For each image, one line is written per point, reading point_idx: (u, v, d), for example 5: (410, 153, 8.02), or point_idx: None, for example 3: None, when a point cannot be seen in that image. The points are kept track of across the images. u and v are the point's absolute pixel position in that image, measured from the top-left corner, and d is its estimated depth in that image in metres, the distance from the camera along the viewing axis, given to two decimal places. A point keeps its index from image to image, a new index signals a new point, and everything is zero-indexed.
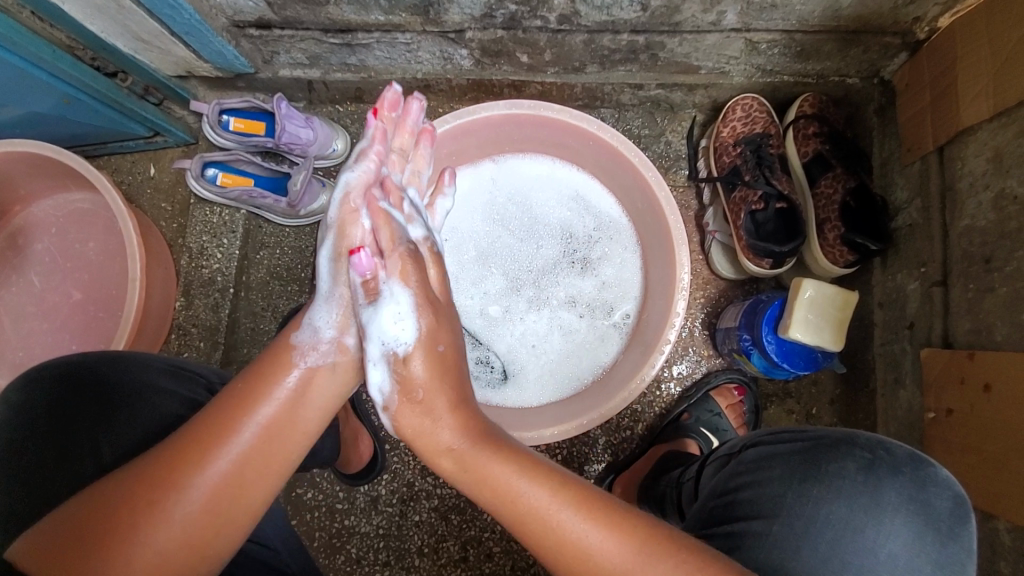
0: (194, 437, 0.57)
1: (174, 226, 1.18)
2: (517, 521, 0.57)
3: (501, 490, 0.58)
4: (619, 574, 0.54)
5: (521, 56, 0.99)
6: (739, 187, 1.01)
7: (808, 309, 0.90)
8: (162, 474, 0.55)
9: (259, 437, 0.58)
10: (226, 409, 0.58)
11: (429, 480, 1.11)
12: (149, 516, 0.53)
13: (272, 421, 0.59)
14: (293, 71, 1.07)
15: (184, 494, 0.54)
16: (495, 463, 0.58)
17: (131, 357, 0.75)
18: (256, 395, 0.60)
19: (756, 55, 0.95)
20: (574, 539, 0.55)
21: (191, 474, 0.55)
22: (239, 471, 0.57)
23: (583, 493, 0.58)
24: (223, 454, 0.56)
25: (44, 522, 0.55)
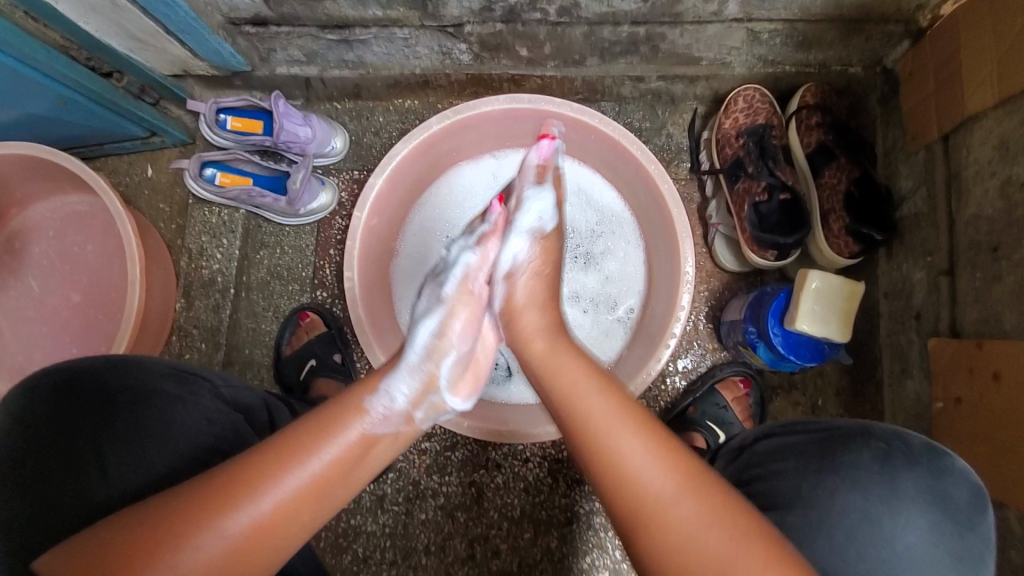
0: (254, 468, 0.57)
1: (173, 227, 1.18)
2: (580, 435, 0.60)
3: (569, 390, 0.64)
4: (662, 501, 0.54)
5: (520, 50, 0.98)
6: (742, 179, 1.01)
7: (814, 301, 0.89)
8: (201, 509, 0.54)
9: (310, 485, 0.58)
10: (279, 450, 0.59)
11: (435, 478, 1.10)
12: (176, 545, 0.52)
13: (322, 474, 0.59)
14: (290, 68, 1.05)
15: (227, 523, 0.54)
16: (576, 372, 0.65)
17: (134, 361, 0.75)
18: (323, 441, 0.61)
19: (757, 46, 0.94)
20: (620, 461, 0.57)
21: (240, 505, 0.55)
22: (278, 517, 0.56)
23: (632, 405, 0.62)
24: (270, 497, 0.56)
25: (81, 535, 0.55)
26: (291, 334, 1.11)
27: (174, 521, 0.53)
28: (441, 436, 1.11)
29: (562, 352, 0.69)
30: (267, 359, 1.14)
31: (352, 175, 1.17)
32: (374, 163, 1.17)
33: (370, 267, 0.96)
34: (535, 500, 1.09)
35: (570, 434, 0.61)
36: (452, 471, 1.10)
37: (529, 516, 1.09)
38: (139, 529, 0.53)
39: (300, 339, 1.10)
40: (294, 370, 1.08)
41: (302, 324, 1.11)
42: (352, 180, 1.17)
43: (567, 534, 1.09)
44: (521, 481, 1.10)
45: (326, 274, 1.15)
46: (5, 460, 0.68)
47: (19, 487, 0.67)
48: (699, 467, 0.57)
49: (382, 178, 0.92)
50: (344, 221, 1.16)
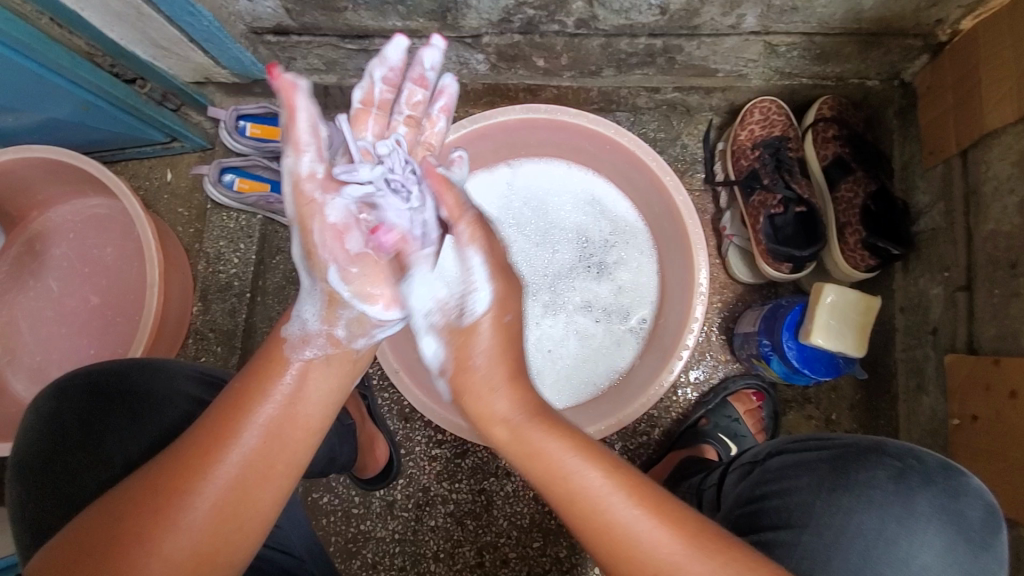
0: (204, 438, 0.55)
1: (191, 231, 1.19)
2: (581, 513, 0.55)
3: (550, 466, 0.57)
4: (672, 573, 0.52)
5: (537, 61, 0.99)
6: (757, 191, 1.01)
7: (829, 315, 0.88)
8: (166, 489, 0.53)
9: (263, 436, 0.56)
10: (222, 414, 0.56)
11: (445, 485, 1.11)
12: (150, 531, 0.52)
13: (272, 420, 0.57)
14: (309, 76, 1.07)
15: (196, 496, 0.53)
16: (552, 441, 0.58)
17: (158, 363, 0.76)
18: (258, 394, 0.58)
19: (774, 58, 0.94)
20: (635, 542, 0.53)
21: (200, 476, 0.53)
22: (246, 477, 0.55)
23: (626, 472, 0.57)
24: (225, 460, 0.54)
25: (66, 527, 0.55)
26: None
27: (139, 510, 0.52)
28: (451, 443, 1.11)
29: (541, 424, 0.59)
30: None
31: None
32: None
33: None
34: (545, 509, 1.10)
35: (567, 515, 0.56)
36: (462, 478, 1.11)
37: (538, 525, 1.09)
38: (109, 519, 0.52)
39: None
40: None
41: None
42: None
43: (577, 544, 1.09)
44: (531, 490, 1.10)
45: None
46: (37, 457, 0.70)
47: (49, 483, 0.69)
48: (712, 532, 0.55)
49: None
50: None
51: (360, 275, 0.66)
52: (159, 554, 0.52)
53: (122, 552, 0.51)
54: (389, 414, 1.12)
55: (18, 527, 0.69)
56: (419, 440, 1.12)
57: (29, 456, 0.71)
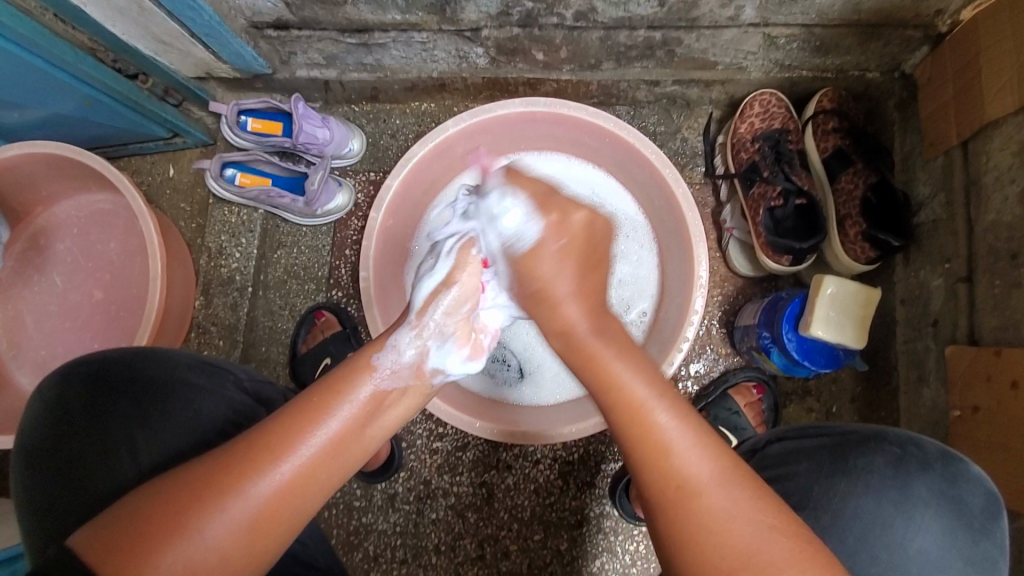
0: (269, 434, 0.56)
1: (193, 226, 1.21)
2: (629, 416, 0.58)
3: (607, 370, 0.61)
4: (705, 491, 0.54)
5: (537, 54, 0.99)
6: (757, 183, 1.00)
7: (829, 306, 0.87)
8: (223, 481, 0.53)
9: (326, 445, 0.57)
10: (293, 416, 0.57)
11: (446, 478, 1.11)
12: (196, 514, 0.52)
13: (340, 435, 0.58)
14: (310, 71, 1.07)
15: (248, 490, 0.53)
16: (624, 362, 0.61)
17: (162, 351, 0.77)
18: (330, 403, 0.59)
19: (774, 50, 0.94)
20: (680, 463, 0.55)
21: (257, 470, 0.54)
22: (301, 479, 0.55)
23: (683, 404, 0.59)
24: (288, 461, 0.55)
25: (105, 511, 0.54)
26: (307, 333, 1.13)
27: (189, 492, 0.53)
28: (452, 436, 1.12)
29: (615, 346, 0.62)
30: (283, 357, 1.16)
31: (368, 177, 1.19)
32: (390, 165, 1.19)
33: (385, 268, 0.98)
34: (546, 502, 1.10)
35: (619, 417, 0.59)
36: (463, 471, 1.11)
37: (539, 518, 1.09)
38: (155, 499, 0.53)
39: (315, 338, 1.12)
40: (308, 368, 1.10)
41: (318, 323, 1.13)
42: (368, 182, 1.19)
43: (578, 537, 1.09)
44: (532, 483, 1.10)
45: (342, 274, 1.17)
46: (39, 442, 0.71)
47: (55, 470, 0.69)
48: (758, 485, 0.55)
49: (398, 180, 0.97)
50: (360, 222, 1.18)
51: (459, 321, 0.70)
52: (201, 539, 0.52)
53: (162, 530, 0.51)
54: None
55: (22, 512, 0.70)
56: (420, 434, 1.12)
57: (33, 443, 0.72)
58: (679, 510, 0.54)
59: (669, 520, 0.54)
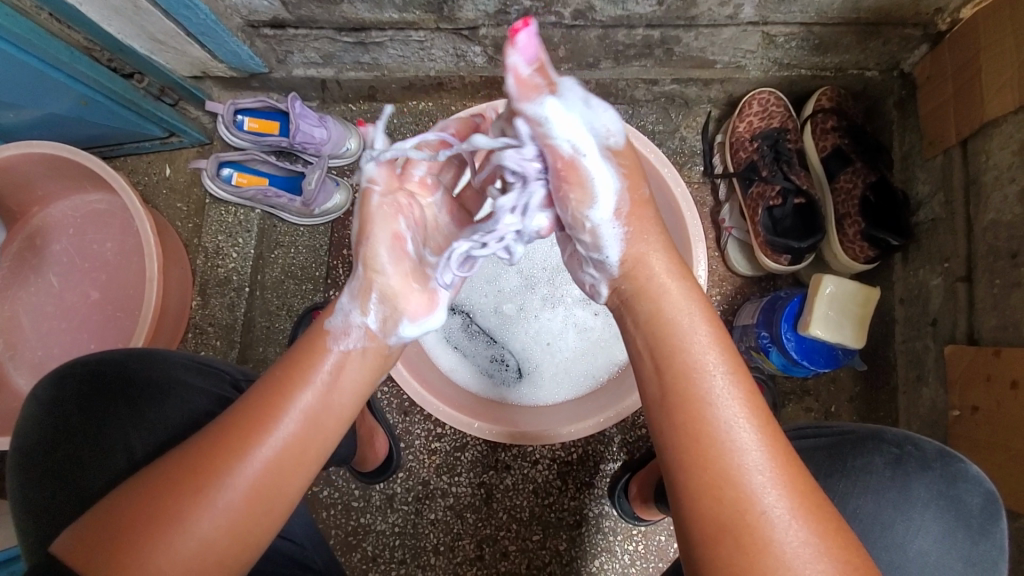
0: (242, 415, 0.55)
1: (190, 226, 1.20)
2: (682, 403, 0.53)
3: (691, 363, 0.54)
4: (772, 519, 0.48)
5: None
6: (756, 183, 0.99)
7: (827, 306, 0.86)
8: (201, 469, 0.53)
9: (301, 420, 0.56)
10: (264, 396, 0.57)
11: (445, 478, 1.11)
12: (179, 503, 0.51)
13: (311, 409, 0.57)
14: (306, 70, 1.07)
15: (228, 472, 0.53)
16: (690, 314, 0.57)
17: (160, 353, 0.77)
18: (296, 379, 0.58)
19: (773, 49, 0.94)
20: (738, 459, 0.50)
21: (237, 453, 0.53)
22: (282, 457, 0.55)
23: (761, 410, 0.53)
24: (263, 444, 0.54)
25: (93, 508, 0.54)
26: (305, 333, 1.12)
27: (172, 482, 0.53)
28: (450, 436, 1.11)
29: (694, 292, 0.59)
30: (281, 357, 1.15)
31: None
32: None
33: None
34: (545, 502, 1.10)
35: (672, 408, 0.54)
36: (462, 471, 1.11)
37: (538, 518, 1.09)
38: (137, 494, 0.53)
39: None
40: None
41: (316, 323, 1.13)
42: None
43: (577, 537, 1.09)
44: (531, 483, 1.10)
45: (340, 274, 1.17)
46: (40, 442, 0.71)
47: (51, 471, 0.69)
48: (804, 479, 0.51)
49: None
50: None
51: (397, 271, 0.64)
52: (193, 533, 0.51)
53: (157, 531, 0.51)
54: (389, 409, 1.12)
55: (20, 515, 0.68)
56: (418, 434, 1.12)
57: (29, 446, 0.71)
58: (748, 533, 0.48)
59: (718, 532, 0.49)
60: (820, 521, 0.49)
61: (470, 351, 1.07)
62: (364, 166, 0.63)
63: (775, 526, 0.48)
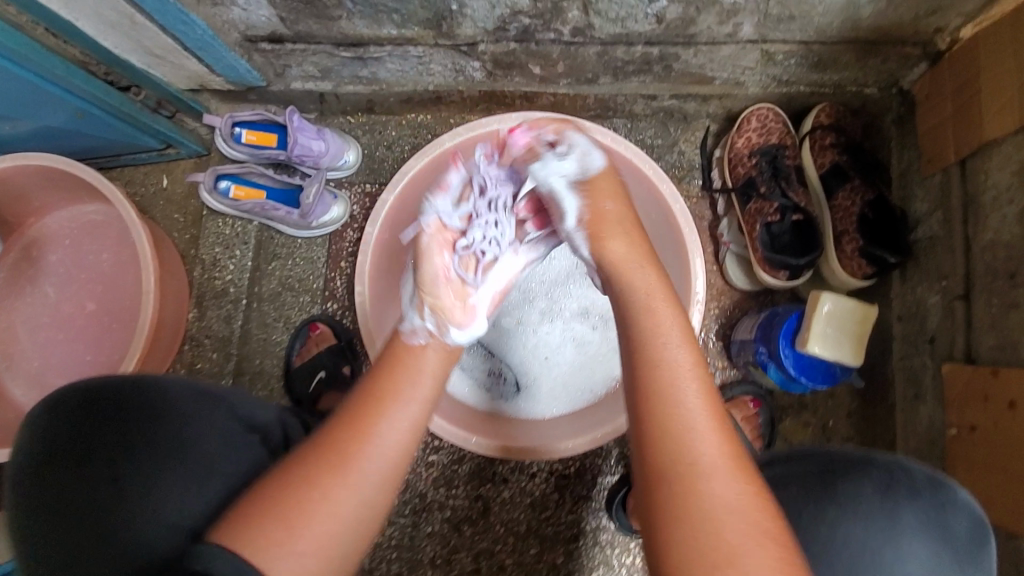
0: (370, 406, 0.67)
1: (186, 237, 1.20)
2: (646, 368, 0.65)
3: (654, 334, 0.67)
4: (701, 470, 0.58)
5: (533, 68, 0.98)
6: (753, 199, 0.99)
7: (825, 323, 0.86)
8: (342, 452, 0.63)
9: (418, 405, 0.69)
10: (382, 389, 0.69)
11: (442, 491, 1.10)
12: (333, 479, 0.61)
13: (421, 395, 0.70)
14: (305, 83, 1.06)
15: (368, 451, 0.64)
16: (665, 308, 0.70)
17: (153, 382, 0.75)
18: (404, 373, 0.71)
19: (772, 66, 0.94)
20: (683, 415, 0.62)
21: (372, 436, 0.65)
22: (405, 436, 0.67)
23: (707, 382, 0.65)
24: (390, 426, 0.66)
25: (236, 504, 0.60)
26: (302, 345, 1.12)
27: (318, 467, 0.62)
28: (447, 450, 1.11)
29: (653, 267, 0.74)
30: (278, 369, 1.15)
31: (364, 189, 1.18)
32: (386, 176, 1.18)
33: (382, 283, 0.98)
34: (542, 516, 1.09)
35: (646, 400, 0.64)
36: (458, 484, 1.10)
37: (535, 532, 1.09)
38: (289, 480, 0.61)
39: (310, 350, 1.11)
40: (303, 382, 1.09)
41: (312, 336, 1.12)
42: (364, 194, 1.18)
43: (574, 550, 1.08)
44: (528, 497, 1.10)
45: (337, 286, 1.16)
46: (33, 470, 0.70)
47: (46, 502, 0.68)
48: (734, 442, 0.61)
49: (393, 195, 0.95)
50: (355, 234, 1.18)
51: (445, 286, 0.79)
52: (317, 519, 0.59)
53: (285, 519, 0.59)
54: None
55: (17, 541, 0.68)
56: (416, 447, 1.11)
57: (23, 473, 0.70)
58: (683, 481, 0.58)
59: (659, 475, 0.59)
60: (747, 479, 0.58)
61: (468, 365, 1.07)
62: (427, 215, 0.80)
63: (706, 473, 0.58)
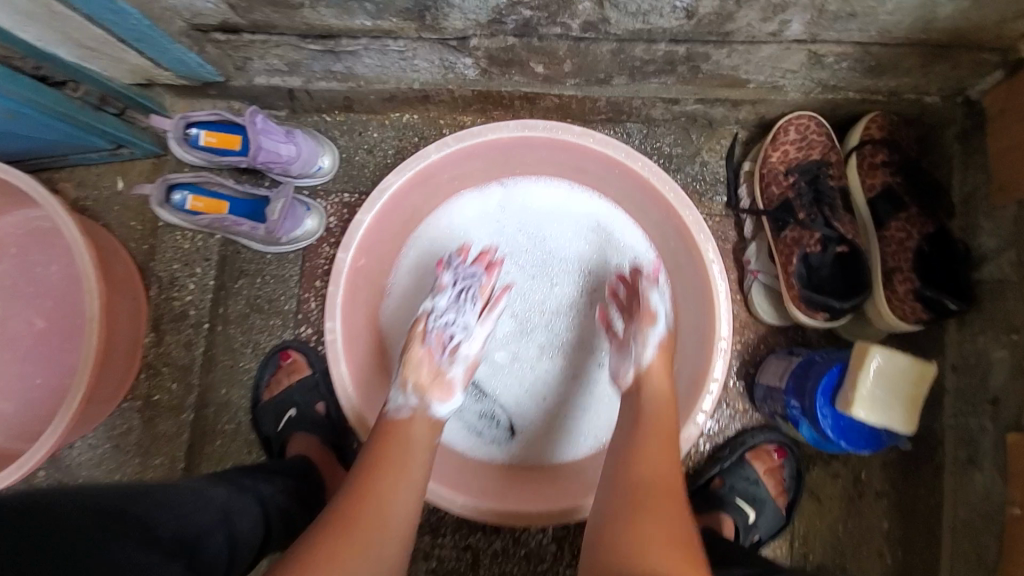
0: (376, 472, 0.67)
1: (145, 248, 1.06)
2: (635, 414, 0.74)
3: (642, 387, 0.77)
4: (642, 510, 0.60)
5: (535, 66, 0.84)
6: (791, 226, 0.86)
7: (874, 383, 0.72)
8: (356, 516, 0.62)
9: (419, 470, 0.70)
10: (385, 452, 0.70)
11: (427, 540, 0.99)
12: (351, 542, 0.59)
13: (419, 458, 0.71)
14: (270, 78, 0.92)
15: (381, 516, 0.63)
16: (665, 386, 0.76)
17: (47, 503, 0.46)
18: (402, 439, 0.72)
19: (818, 70, 0.79)
20: (648, 462, 0.65)
21: (383, 497, 0.65)
22: (411, 499, 0.67)
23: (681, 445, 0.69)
24: (398, 489, 0.66)
25: None
26: (271, 376, 0.99)
27: (334, 533, 0.60)
28: None
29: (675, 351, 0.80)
30: (246, 401, 1.02)
31: (342, 198, 1.04)
32: (366, 184, 1.04)
33: (356, 315, 0.85)
34: (538, 569, 0.98)
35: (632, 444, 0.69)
36: (446, 532, 0.99)
37: None
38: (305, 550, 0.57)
39: (280, 383, 0.99)
40: (271, 420, 0.97)
41: (283, 365, 1.00)
42: (342, 204, 1.04)
43: None
44: (522, 548, 0.99)
45: (311, 308, 1.03)
46: None
47: None
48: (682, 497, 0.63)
49: (371, 215, 0.83)
50: (332, 249, 1.04)
51: (424, 366, 0.79)
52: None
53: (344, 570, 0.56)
54: None
55: None
56: None
57: None
58: (623, 518, 0.60)
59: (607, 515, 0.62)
60: (684, 529, 0.59)
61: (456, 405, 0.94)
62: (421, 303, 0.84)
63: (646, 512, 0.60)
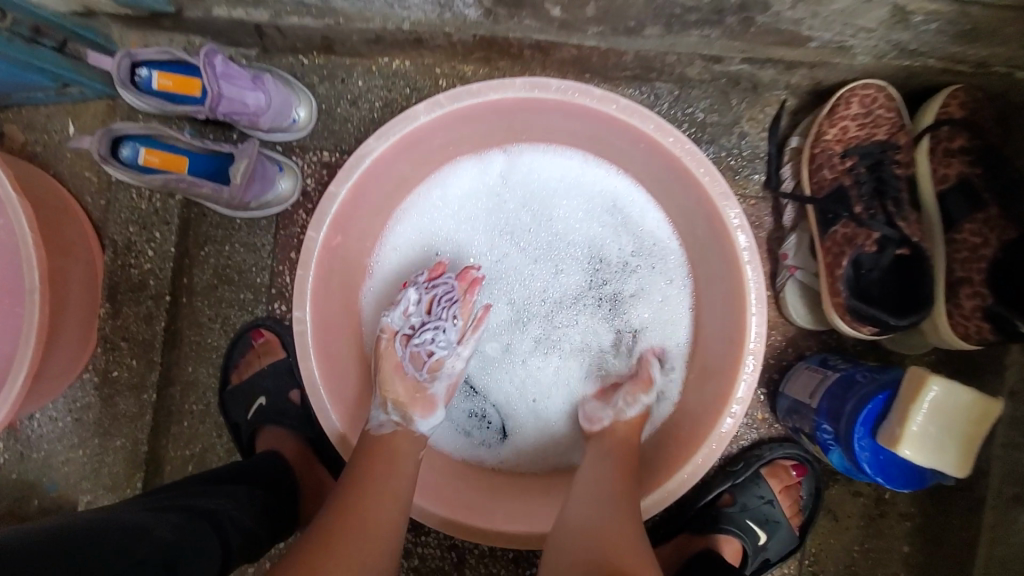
0: (350, 493, 0.59)
1: (101, 204, 0.93)
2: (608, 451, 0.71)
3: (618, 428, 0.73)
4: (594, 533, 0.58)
5: (549, 8, 0.68)
6: (842, 222, 0.73)
7: (928, 419, 0.62)
8: (327, 541, 0.54)
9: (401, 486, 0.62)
10: (361, 471, 0.62)
11: (410, 536, 0.93)
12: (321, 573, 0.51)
13: (399, 472, 0.63)
14: (230, 10, 0.76)
15: (356, 538, 0.55)
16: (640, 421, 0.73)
17: None
18: (378, 454, 0.64)
19: (901, 29, 0.64)
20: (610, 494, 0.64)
21: (357, 518, 0.57)
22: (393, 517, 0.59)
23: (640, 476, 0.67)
24: (374, 504, 0.58)
25: None
26: (241, 357, 0.90)
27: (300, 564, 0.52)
28: None
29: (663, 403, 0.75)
30: (214, 380, 0.93)
31: (321, 157, 0.90)
32: (349, 142, 0.90)
33: (330, 302, 0.74)
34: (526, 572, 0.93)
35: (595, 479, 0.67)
36: (430, 530, 0.93)
37: None
38: None
39: (250, 365, 0.90)
40: (241, 406, 0.88)
41: (256, 346, 0.90)
42: (321, 163, 0.91)
43: None
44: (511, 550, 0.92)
45: (286, 282, 0.92)
46: None
47: None
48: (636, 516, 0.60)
49: (347, 187, 0.70)
50: (309, 216, 0.92)
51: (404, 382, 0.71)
52: None
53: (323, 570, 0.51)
54: None
55: None
56: None
57: None
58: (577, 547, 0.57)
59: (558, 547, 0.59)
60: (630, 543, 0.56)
61: None
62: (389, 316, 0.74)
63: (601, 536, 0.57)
